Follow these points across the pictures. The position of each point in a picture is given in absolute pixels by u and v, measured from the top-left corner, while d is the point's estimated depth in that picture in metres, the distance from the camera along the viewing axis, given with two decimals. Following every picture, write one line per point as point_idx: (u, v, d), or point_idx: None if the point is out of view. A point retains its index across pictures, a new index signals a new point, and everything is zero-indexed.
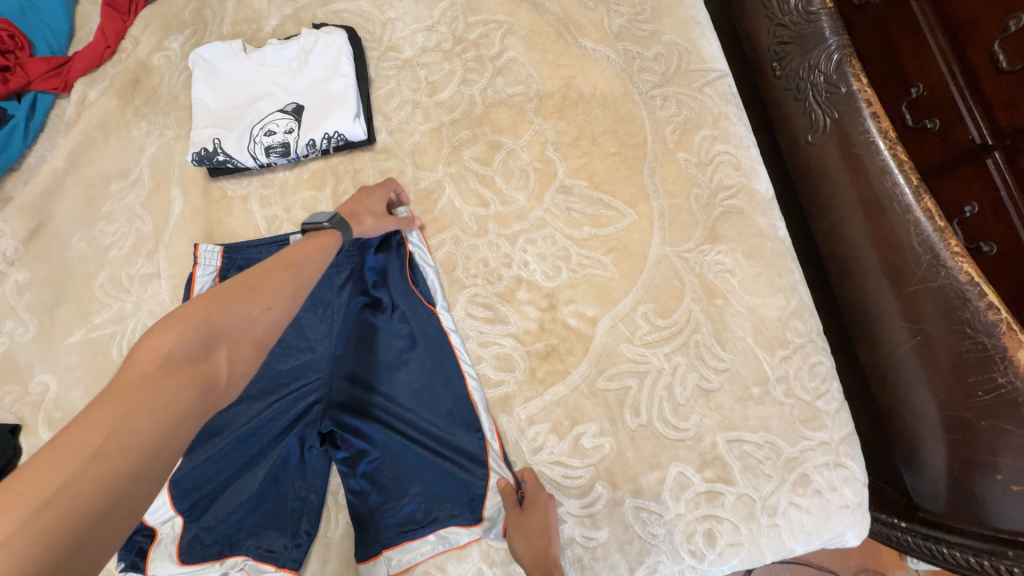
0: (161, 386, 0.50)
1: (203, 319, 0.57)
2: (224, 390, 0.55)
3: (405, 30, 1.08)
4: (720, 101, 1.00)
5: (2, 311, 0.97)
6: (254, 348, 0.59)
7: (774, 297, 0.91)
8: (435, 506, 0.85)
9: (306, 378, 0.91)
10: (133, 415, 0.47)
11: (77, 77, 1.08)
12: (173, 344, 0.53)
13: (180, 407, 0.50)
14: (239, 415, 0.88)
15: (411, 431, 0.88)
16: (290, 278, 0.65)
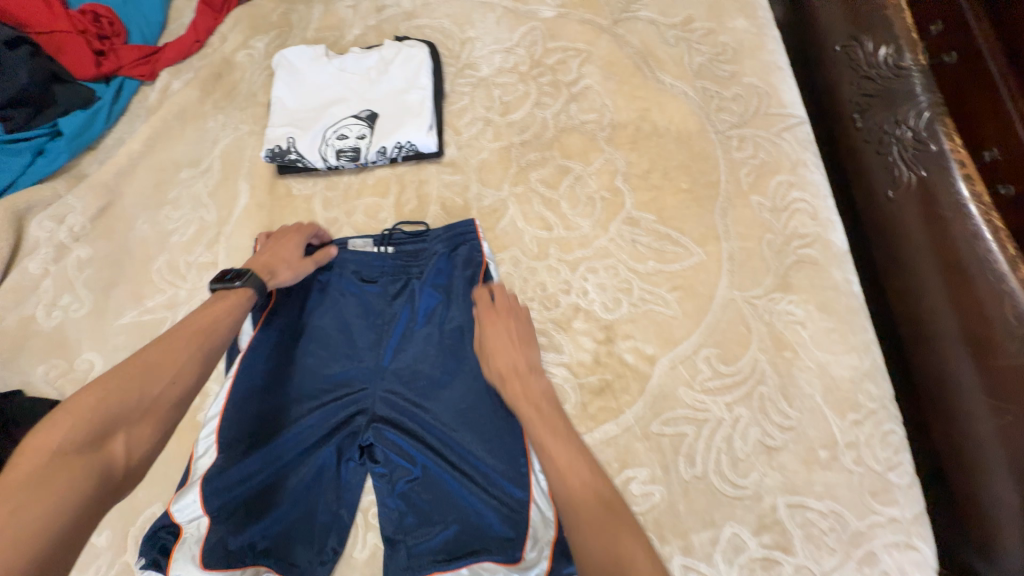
0: (52, 479, 0.49)
1: (99, 405, 0.56)
2: (126, 474, 0.55)
3: (483, 50, 1.10)
4: (799, 147, 0.98)
5: (59, 285, 0.98)
6: (159, 427, 0.59)
7: (847, 356, 0.86)
8: (469, 538, 0.80)
9: (350, 387, 0.88)
10: (25, 513, 0.47)
11: (163, 66, 1.12)
12: (76, 433, 0.54)
13: (77, 498, 0.50)
14: (278, 417, 0.86)
15: (454, 454, 0.84)
16: (194, 344, 0.65)
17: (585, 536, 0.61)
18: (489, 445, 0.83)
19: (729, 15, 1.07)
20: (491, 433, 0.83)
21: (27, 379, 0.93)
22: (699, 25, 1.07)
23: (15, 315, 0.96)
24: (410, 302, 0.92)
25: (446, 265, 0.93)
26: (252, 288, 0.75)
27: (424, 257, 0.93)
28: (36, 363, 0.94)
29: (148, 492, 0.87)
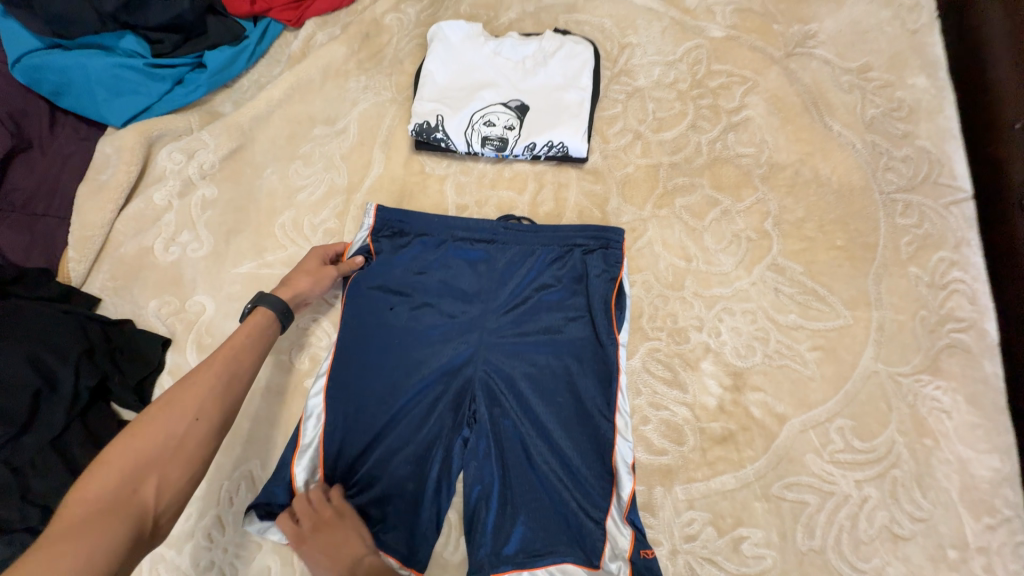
0: (89, 526, 0.49)
1: (132, 454, 0.56)
2: (157, 519, 0.55)
3: (644, 59, 1.05)
4: (965, 225, 0.92)
5: (181, 221, 0.96)
6: (187, 467, 0.58)
7: (990, 456, 0.81)
8: (551, 540, 0.78)
9: (447, 365, 0.84)
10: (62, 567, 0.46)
11: (311, 15, 1.08)
12: (112, 479, 0.54)
13: (114, 548, 0.49)
14: (369, 379, 0.83)
15: (547, 456, 0.81)
16: (217, 376, 0.64)
17: None
18: (591, 456, 0.80)
19: (911, 69, 1.01)
20: (590, 443, 0.81)
21: (139, 310, 0.92)
22: (877, 74, 1.01)
23: (135, 243, 0.95)
24: (524, 291, 0.88)
25: (574, 263, 0.89)
26: (264, 308, 0.73)
27: (550, 252, 0.89)
28: (149, 296, 0.92)
29: (245, 449, 0.86)
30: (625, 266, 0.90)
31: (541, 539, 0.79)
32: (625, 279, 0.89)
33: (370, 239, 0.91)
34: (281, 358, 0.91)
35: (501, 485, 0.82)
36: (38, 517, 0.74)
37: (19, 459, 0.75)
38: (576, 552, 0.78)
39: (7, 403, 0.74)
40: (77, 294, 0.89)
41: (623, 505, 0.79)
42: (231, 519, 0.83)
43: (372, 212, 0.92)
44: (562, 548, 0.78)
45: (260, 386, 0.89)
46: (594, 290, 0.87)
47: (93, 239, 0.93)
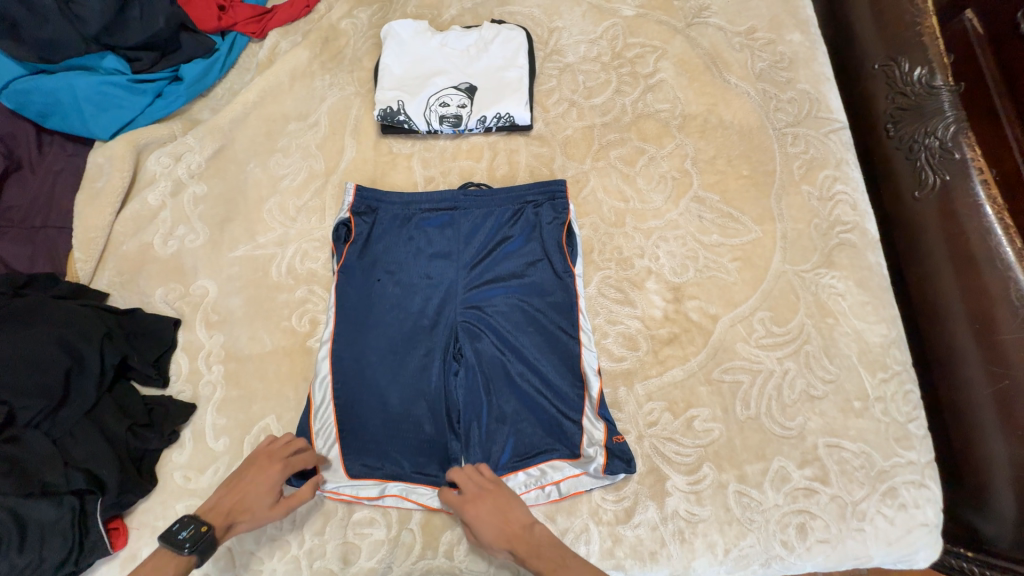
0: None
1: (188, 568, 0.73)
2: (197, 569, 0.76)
3: (570, 39, 1.22)
4: (843, 148, 1.12)
5: (176, 217, 1.06)
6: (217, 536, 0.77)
7: (879, 325, 1.00)
8: (538, 443, 0.93)
9: (432, 314, 0.98)
10: None
11: (273, 27, 1.21)
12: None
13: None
14: (367, 334, 0.97)
15: (527, 376, 0.96)
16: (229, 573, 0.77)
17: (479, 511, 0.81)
18: (563, 371, 0.96)
19: (788, 28, 1.22)
20: (560, 359, 0.96)
21: (146, 299, 1.02)
22: (761, 34, 1.21)
23: (135, 241, 1.05)
24: (490, 245, 1.03)
25: (529, 215, 1.04)
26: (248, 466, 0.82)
27: (507, 209, 1.04)
28: (155, 285, 1.02)
29: (261, 406, 0.96)
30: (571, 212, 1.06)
31: (530, 441, 0.94)
32: (574, 223, 1.05)
33: (348, 216, 1.04)
34: (283, 324, 1.01)
35: (491, 406, 0.95)
36: (83, 481, 0.80)
37: (58, 431, 0.83)
38: (560, 449, 0.93)
39: (44, 379, 0.82)
40: (88, 289, 0.98)
41: (594, 404, 0.94)
42: None
43: (350, 191, 1.05)
44: (547, 447, 0.93)
45: (268, 350, 0.99)
46: (547, 236, 1.03)
47: (96, 240, 1.02)
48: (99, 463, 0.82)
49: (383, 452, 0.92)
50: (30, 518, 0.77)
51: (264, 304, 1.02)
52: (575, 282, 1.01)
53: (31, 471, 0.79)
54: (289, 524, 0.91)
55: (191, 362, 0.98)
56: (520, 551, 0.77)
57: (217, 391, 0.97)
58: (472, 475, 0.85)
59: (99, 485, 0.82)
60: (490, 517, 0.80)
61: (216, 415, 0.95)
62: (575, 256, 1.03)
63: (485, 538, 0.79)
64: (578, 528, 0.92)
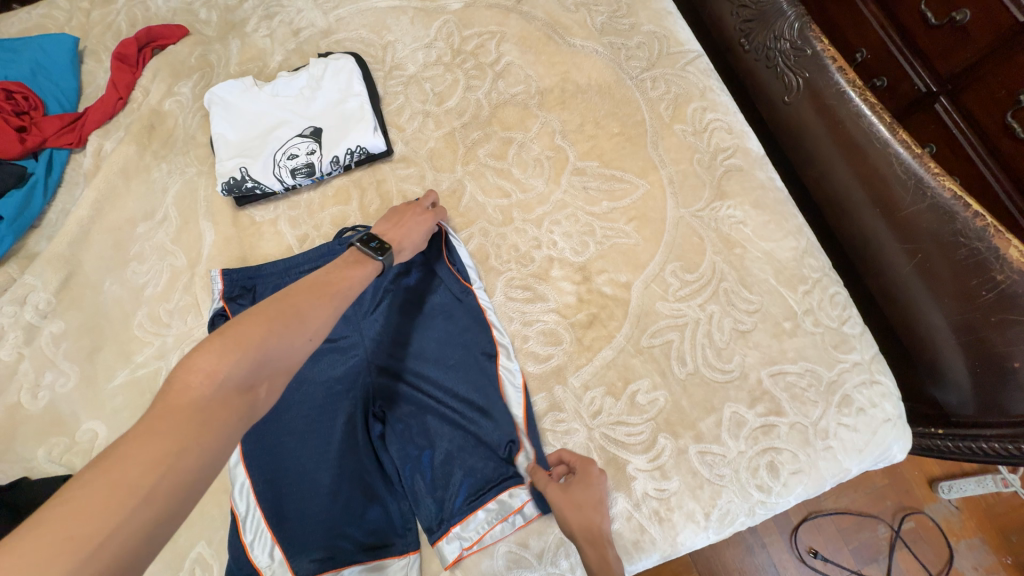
0: (207, 362, 0.52)
1: (256, 342, 0.55)
2: (289, 345, 0.58)
3: (406, 50, 1.16)
4: (702, 76, 1.11)
5: (39, 365, 0.96)
6: (268, 352, 0.56)
7: (786, 240, 0.99)
8: (485, 475, 0.86)
9: (344, 376, 0.92)
10: (208, 375, 0.51)
11: (90, 130, 1.11)
12: (255, 344, 0.55)
13: (235, 373, 0.53)
14: (275, 422, 0.88)
15: (451, 408, 0.89)
16: (253, 347, 0.55)
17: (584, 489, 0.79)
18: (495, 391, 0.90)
19: None
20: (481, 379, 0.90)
21: (29, 463, 0.91)
22: None
23: None
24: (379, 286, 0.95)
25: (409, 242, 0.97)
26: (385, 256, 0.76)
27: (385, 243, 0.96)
28: (35, 446, 0.92)
29: (188, 535, 0.87)
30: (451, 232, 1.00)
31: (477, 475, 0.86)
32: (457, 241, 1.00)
33: (223, 303, 0.95)
34: None
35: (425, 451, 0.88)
36: None
37: None
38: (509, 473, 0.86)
39: None
40: None
41: (522, 428, 0.88)
42: None
43: (218, 277, 0.96)
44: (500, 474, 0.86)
45: None
46: (431, 258, 0.96)
47: None
48: None
49: (328, 542, 0.83)
50: None
51: None
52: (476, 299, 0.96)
53: None
54: None
55: None
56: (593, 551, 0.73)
57: None
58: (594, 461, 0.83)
59: None
60: (586, 503, 0.77)
61: None
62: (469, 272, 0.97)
63: (569, 515, 0.76)
64: (554, 545, 0.86)
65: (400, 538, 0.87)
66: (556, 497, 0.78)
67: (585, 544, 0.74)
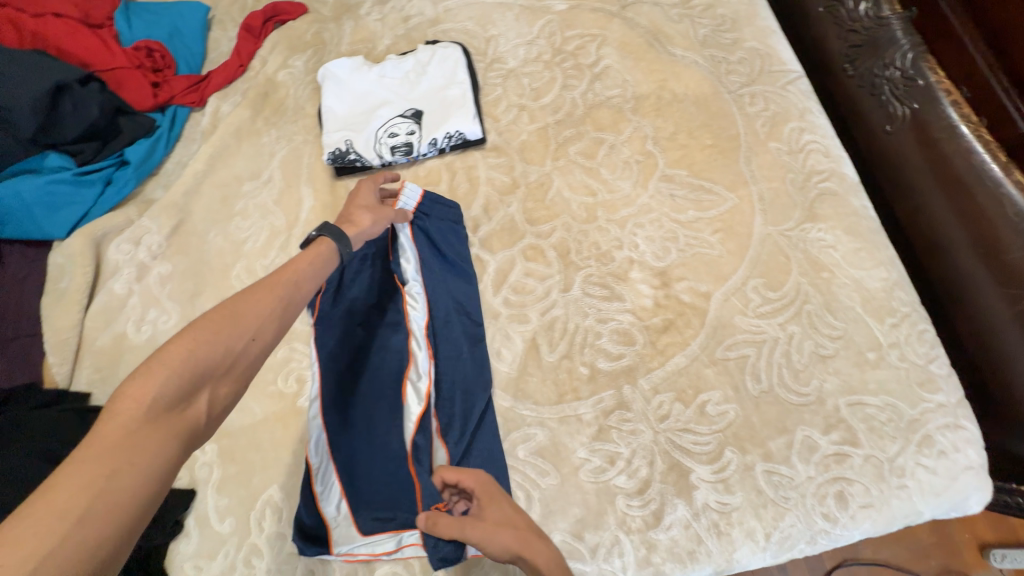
0: (139, 382, 0.53)
1: (186, 354, 0.57)
2: (228, 357, 0.59)
3: (508, 45, 1.20)
4: (803, 97, 1.10)
5: (146, 301, 1.04)
6: (206, 365, 0.57)
7: (877, 270, 0.96)
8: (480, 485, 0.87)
9: (419, 351, 0.96)
10: (141, 395, 0.52)
11: (212, 92, 1.20)
12: (187, 362, 0.56)
13: (171, 388, 0.54)
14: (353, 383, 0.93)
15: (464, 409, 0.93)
16: (187, 362, 0.56)
17: (495, 506, 0.72)
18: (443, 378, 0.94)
19: None
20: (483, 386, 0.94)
21: None
22: (698, 1, 1.20)
23: (109, 333, 1.03)
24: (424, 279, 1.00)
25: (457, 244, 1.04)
26: (329, 238, 0.79)
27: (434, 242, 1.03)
28: None
29: (261, 477, 0.92)
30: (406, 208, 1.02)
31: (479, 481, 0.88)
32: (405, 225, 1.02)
33: None
34: (271, 389, 0.98)
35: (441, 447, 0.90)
36: None
37: None
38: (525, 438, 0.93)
39: None
40: (69, 393, 0.96)
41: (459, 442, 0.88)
42: (267, 543, 0.88)
43: None
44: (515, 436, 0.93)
45: (259, 419, 0.96)
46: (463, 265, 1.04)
47: (69, 341, 1.00)
48: None
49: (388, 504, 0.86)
50: None
51: None
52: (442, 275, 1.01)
53: None
54: None
55: None
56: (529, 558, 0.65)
57: (215, 471, 0.93)
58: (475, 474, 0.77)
59: None
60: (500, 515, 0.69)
61: (217, 495, 0.92)
62: (409, 253, 1.01)
63: (497, 532, 0.66)
64: (609, 542, 0.86)
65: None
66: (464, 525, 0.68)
67: (524, 554, 0.65)
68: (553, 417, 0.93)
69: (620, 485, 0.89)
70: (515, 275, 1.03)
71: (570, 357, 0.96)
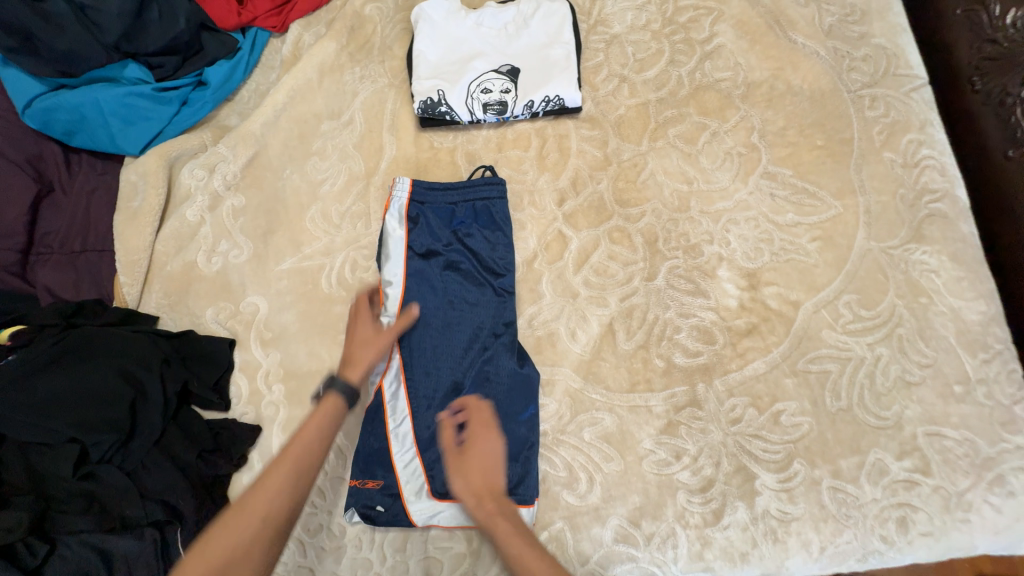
0: (205, 556, 0.60)
1: (246, 513, 0.63)
2: (282, 505, 0.65)
3: (615, 7, 1.12)
4: (926, 107, 1.02)
5: (217, 232, 1.02)
6: (262, 518, 0.63)
7: (977, 302, 0.92)
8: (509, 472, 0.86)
9: (478, 327, 0.93)
10: (209, 558, 0.59)
11: (295, 18, 1.13)
12: (249, 519, 0.63)
13: (233, 552, 0.61)
14: (419, 345, 0.91)
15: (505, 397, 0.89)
16: (247, 521, 0.62)
17: (466, 462, 0.76)
18: (415, 367, 0.90)
19: None
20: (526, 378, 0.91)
21: (196, 319, 0.98)
22: None
23: (179, 260, 1.01)
24: (474, 255, 0.97)
25: (500, 222, 0.99)
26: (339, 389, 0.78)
27: (483, 218, 0.99)
28: (204, 305, 0.99)
29: None
30: (397, 195, 0.98)
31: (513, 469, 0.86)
32: (394, 210, 0.97)
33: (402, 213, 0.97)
34: (339, 338, 0.97)
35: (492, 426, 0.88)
36: (161, 511, 0.80)
37: (130, 463, 0.81)
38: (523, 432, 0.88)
39: (110, 413, 0.80)
40: (139, 314, 0.95)
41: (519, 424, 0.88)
42: (329, 486, 0.90)
43: (401, 186, 0.98)
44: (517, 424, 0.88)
45: (326, 367, 0.95)
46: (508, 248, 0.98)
47: (139, 262, 0.98)
48: (176, 493, 0.81)
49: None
50: (115, 554, 0.76)
51: (318, 317, 0.98)
52: (428, 260, 0.95)
53: (109, 506, 0.78)
54: (367, 541, 0.87)
55: (250, 383, 0.95)
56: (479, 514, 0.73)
57: (280, 411, 0.93)
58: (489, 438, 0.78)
59: (176, 515, 0.81)
60: (468, 471, 0.76)
61: (280, 435, 0.92)
62: (395, 242, 0.96)
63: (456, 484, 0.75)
64: (665, 534, 0.86)
65: (502, 488, 0.86)
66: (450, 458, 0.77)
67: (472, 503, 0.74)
68: (622, 405, 0.92)
69: (683, 480, 0.88)
70: (597, 256, 0.99)
71: (646, 347, 0.94)
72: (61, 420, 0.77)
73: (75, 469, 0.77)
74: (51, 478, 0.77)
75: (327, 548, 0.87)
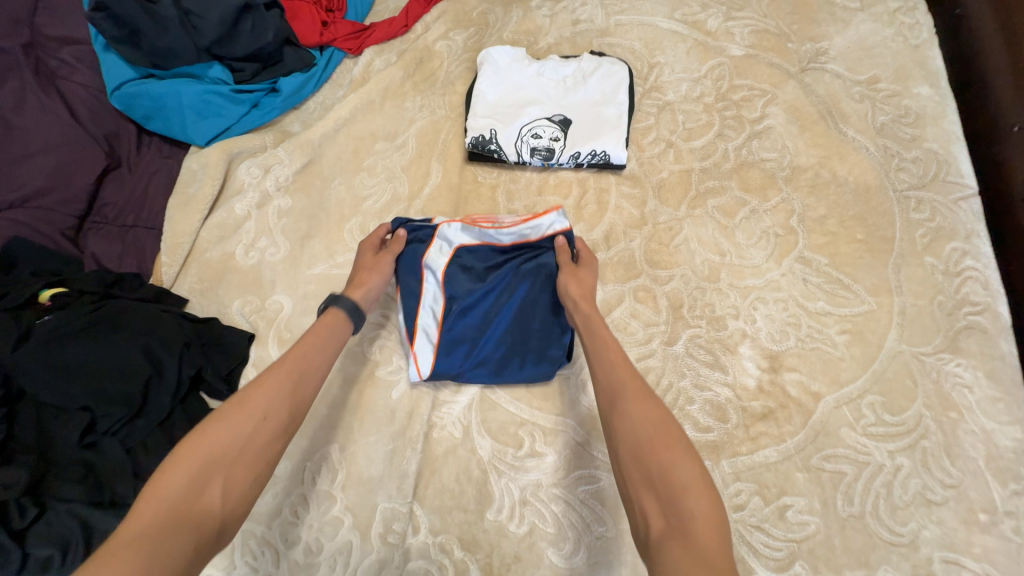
0: (210, 435, 0.63)
1: (221, 441, 0.63)
2: (260, 442, 0.66)
3: (672, 76, 1.16)
4: (974, 219, 1.01)
5: (260, 228, 1.07)
6: (253, 464, 0.64)
7: (1011, 427, 0.87)
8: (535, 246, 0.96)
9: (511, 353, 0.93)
10: (213, 437, 0.63)
11: (370, 44, 1.21)
12: (229, 437, 0.64)
13: (225, 446, 0.63)
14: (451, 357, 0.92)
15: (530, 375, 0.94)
16: (270, 388, 0.69)
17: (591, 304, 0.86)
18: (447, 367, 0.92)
19: (915, 80, 1.12)
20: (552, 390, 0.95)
21: (224, 308, 1.01)
22: (885, 85, 1.12)
23: (219, 249, 1.05)
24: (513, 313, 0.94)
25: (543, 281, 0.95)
26: (338, 309, 0.84)
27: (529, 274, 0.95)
28: (234, 296, 1.02)
29: (326, 432, 0.93)
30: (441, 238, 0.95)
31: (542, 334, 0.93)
32: (433, 264, 0.94)
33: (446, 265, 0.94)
34: (355, 350, 0.99)
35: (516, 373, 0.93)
36: None
37: (132, 440, 0.83)
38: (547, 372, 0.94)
39: (124, 388, 0.82)
40: (169, 294, 0.99)
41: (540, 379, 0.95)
42: (315, 497, 0.89)
43: (450, 232, 0.95)
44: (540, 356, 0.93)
45: (336, 375, 0.97)
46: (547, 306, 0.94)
47: (183, 246, 1.03)
48: None
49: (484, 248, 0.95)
50: (96, 529, 0.76)
51: None
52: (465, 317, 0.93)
53: (103, 479, 0.79)
54: (341, 565, 0.85)
55: None
56: (586, 309, 0.84)
57: None
58: (587, 261, 0.94)
59: None
60: (577, 278, 0.90)
61: None
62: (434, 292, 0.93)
63: (565, 279, 0.90)
64: None
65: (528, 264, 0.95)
66: (566, 275, 0.91)
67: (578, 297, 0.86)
68: None
69: None
70: (619, 311, 0.99)
71: None
72: (77, 387, 0.80)
73: (79, 438, 0.79)
74: (57, 443, 0.79)
75: (302, 562, 0.85)
